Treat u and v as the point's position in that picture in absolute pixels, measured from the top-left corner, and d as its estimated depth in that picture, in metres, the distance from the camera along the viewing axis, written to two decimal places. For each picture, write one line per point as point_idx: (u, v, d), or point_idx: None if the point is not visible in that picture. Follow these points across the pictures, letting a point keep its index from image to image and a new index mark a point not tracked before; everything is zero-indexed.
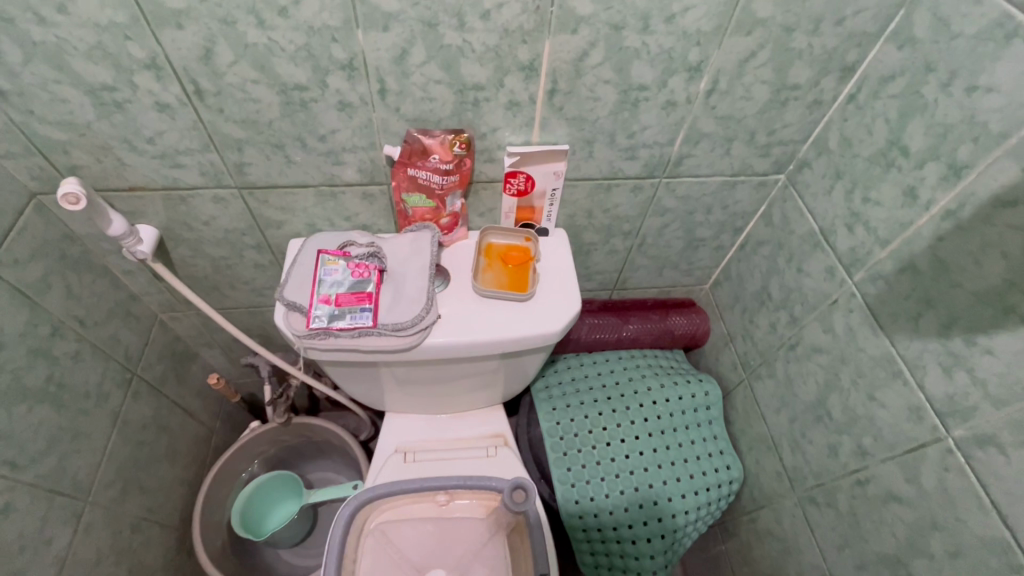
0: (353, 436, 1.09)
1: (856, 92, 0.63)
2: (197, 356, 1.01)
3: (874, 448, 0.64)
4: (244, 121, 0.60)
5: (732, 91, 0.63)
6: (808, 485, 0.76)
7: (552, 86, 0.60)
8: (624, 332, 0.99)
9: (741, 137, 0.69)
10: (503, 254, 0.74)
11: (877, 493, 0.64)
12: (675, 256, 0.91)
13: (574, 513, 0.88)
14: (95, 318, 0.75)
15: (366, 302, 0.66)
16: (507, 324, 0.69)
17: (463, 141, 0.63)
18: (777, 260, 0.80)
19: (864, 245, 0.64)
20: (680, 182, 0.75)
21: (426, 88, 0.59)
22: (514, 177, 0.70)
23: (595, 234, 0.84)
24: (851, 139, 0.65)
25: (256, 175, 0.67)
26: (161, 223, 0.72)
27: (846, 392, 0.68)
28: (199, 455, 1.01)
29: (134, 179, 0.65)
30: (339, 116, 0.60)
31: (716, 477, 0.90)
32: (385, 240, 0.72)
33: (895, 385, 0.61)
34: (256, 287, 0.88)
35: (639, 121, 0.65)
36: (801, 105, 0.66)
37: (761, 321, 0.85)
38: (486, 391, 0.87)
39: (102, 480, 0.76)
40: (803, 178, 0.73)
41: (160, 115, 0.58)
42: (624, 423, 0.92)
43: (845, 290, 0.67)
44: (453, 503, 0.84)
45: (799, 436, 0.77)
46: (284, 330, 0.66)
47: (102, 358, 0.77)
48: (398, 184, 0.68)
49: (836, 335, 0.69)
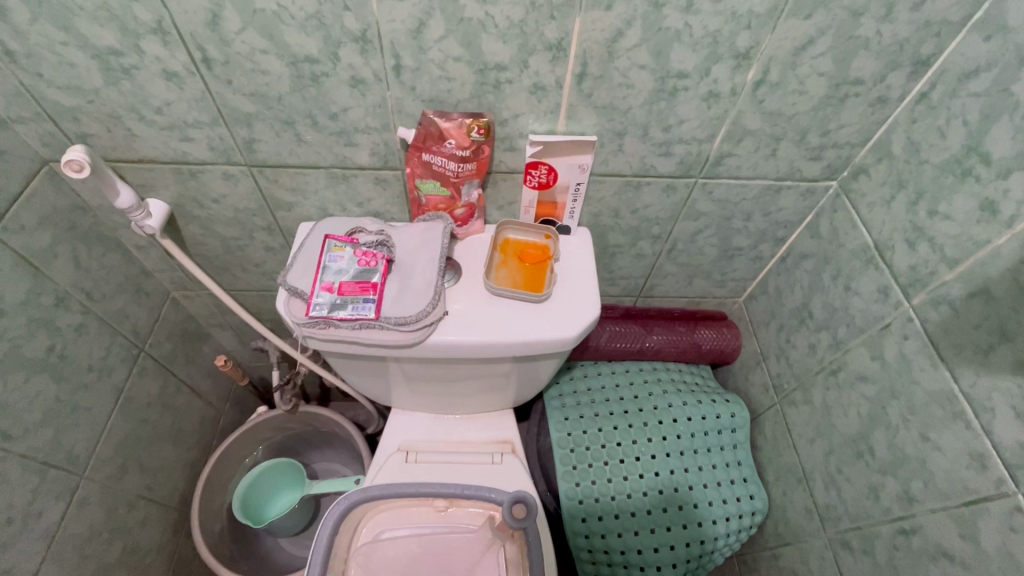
0: (359, 429, 1.06)
1: (928, 90, 0.56)
2: (209, 337, 1.00)
3: (924, 495, 0.56)
4: (254, 94, 0.57)
5: (784, 83, 0.57)
6: (842, 527, 0.68)
7: (582, 70, 0.55)
8: (647, 343, 0.93)
9: (790, 136, 0.62)
10: (519, 251, 0.70)
11: (923, 547, 0.56)
12: (708, 265, 0.85)
13: (580, 532, 0.82)
14: (102, 291, 0.74)
15: (370, 293, 0.62)
16: (519, 326, 0.65)
17: (481, 126, 0.58)
18: (821, 275, 0.73)
19: (927, 264, 0.57)
20: (719, 184, 0.69)
21: (444, 66, 0.54)
22: (536, 168, 0.65)
23: (621, 236, 0.78)
24: (920, 143, 0.57)
25: (266, 153, 0.64)
26: (172, 199, 0.70)
27: (894, 428, 0.60)
28: (204, 436, 1.00)
29: (144, 151, 0.63)
30: (351, 93, 0.57)
31: (738, 507, 0.83)
32: (396, 228, 0.68)
33: (954, 427, 0.53)
34: (267, 270, 0.86)
35: (676, 114, 0.59)
36: (862, 103, 0.59)
37: (799, 341, 0.77)
38: (494, 394, 0.83)
39: (100, 455, 0.75)
40: (859, 186, 0.66)
41: (168, 84, 0.55)
42: (641, 440, 0.86)
43: (900, 314, 0.60)
44: (452, 510, 0.80)
45: (835, 472, 0.69)
46: (284, 316, 0.63)
47: (108, 332, 0.76)
48: (412, 170, 0.64)
49: (886, 364, 0.61)
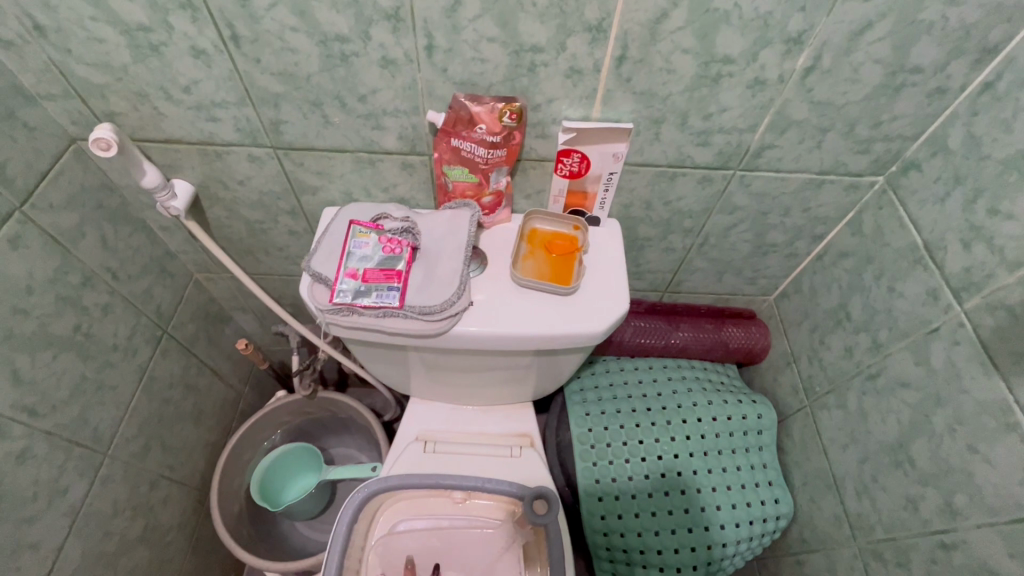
0: (376, 417, 1.06)
1: (993, 80, 0.52)
2: (230, 320, 1.00)
3: (969, 509, 0.54)
4: (282, 74, 0.55)
5: (836, 71, 0.53)
6: (874, 537, 0.66)
7: (621, 53, 0.52)
8: (672, 339, 0.91)
9: (838, 127, 0.59)
10: (547, 241, 0.68)
11: (966, 563, 0.54)
12: (739, 261, 0.82)
13: (598, 529, 0.81)
14: (128, 271, 0.74)
15: (395, 281, 0.61)
16: (545, 318, 0.63)
17: (514, 110, 0.56)
18: (862, 275, 0.69)
19: (983, 266, 0.53)
20: (758, 177, 0.66)
21: (478, 47, 0.52)
22: (567, 156, 0.63)
23: (652, 229, 0.76)
24: (981, 137, 0.54)
25: (292, 135, 0.63)
26: (197, 180, 0.70)
27: (938, 438, 0.57)
28: (224, 418, 1.01)
29: (170, 131, 0.62)
30: (381, 74, 0.55)
31: (762, 511, 0.81)
32: (421, 215, 0.67)
33: (1007, 439, 0.50)
34: (290, 255, 0.85)
35: (718, 102, 0.57)
36: (919, 93, 0.55)
37: (834, 343, 0.74)
38: (515, 387, 0.81)
39: (124, 434, 0.75)
40: (908, 183, 0.62)
41: (196, 62, 0.54)
42: (664, 438, 0.84)
43: (950, 318, 0.56)
44: (470, 502, 0.79)
45: (869, 480, 0.67)
46: (308, 302, 0.62)
47: (133, 312, 0.76)
48: (440, 156, 0.62)
49: (932, 370, 0.58)
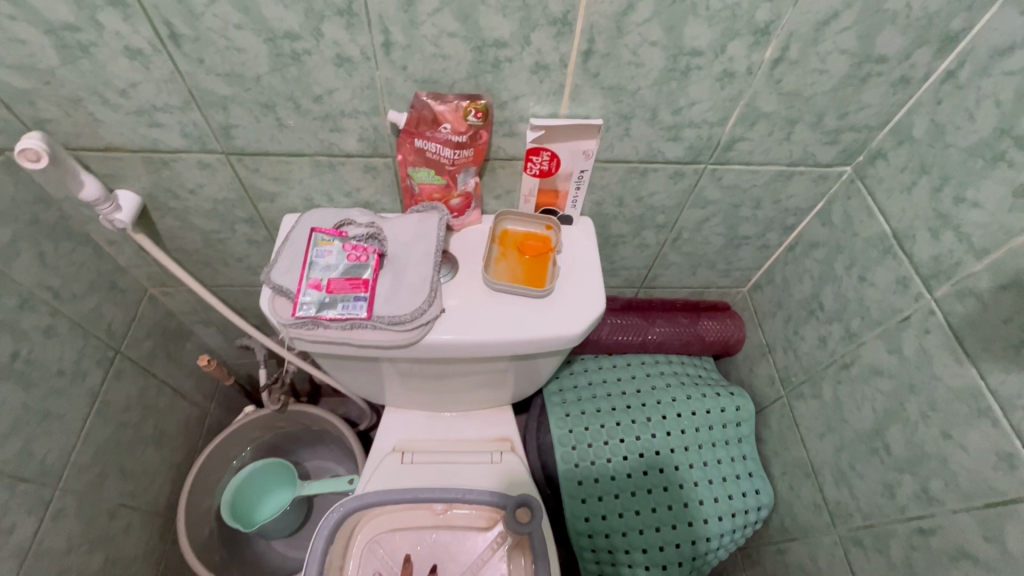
0: (351, 428, 1.02)
1: (956, 68, 0.52)
2: (191, 334, 0.95)
3: (944, 494, 0.54)
4: (229, 74, 0.52)
5: (804, 61, 0.53)
6: (853, 524, 0.66)
7: (588, 47, 0.50)
8: (650, 335, 0.90)
9: (807, 119, 0.59)
10: (519, 242, 0.66)
11: (943, 548, 0.54)
12: (713, 254, 0.81)
13: (583, 531, 0.80)
14: (72, 290, 0.69)
15: (362, 290, 0.58)
16: (521, 323, 0.61)
17: (479, 108, 0.54)
18: (833, 265, 0.70)
19: (951, 254, 0.54)
20: (729, 170, 0.65)
21: (438, 42, 0.50)
22: (537, 155, 0.61)
23: (624, 225, 0.75)
24: (945, 126, 0.54)
25: (244, 140, 0.59)
26: (144, 190, 0.65)
27: (912, 425, 0.58)
28: (189, 438, 0.96)
29: (110, 138, 0.58)
30: (337, 73, 0.52)
31: (743, 502, 0.81)
32: (387, 220, 0.64)
33: (980, 425, 0.51)
34: (250, 265, 0.81)
35: (687, 95, 0.56)
36: (884, 83, 0.55)
37: (807, 333, 0.75)
38: (493, 390, 0.79)
39: (76, 464, 0.71)
40: (875, 172, 0.62)
41: (132, 64, 0.50)
42: (644, 436, 0.83)
43: (920, 306, 0.57)
44: (452, 512, 0.77)
45: (846, 468, 0.67)
46: (269, 317, 0.59)
47: (80, 333, 0.71)
48: (404, 157, 0.59)
49: (903, 358, 0.59)
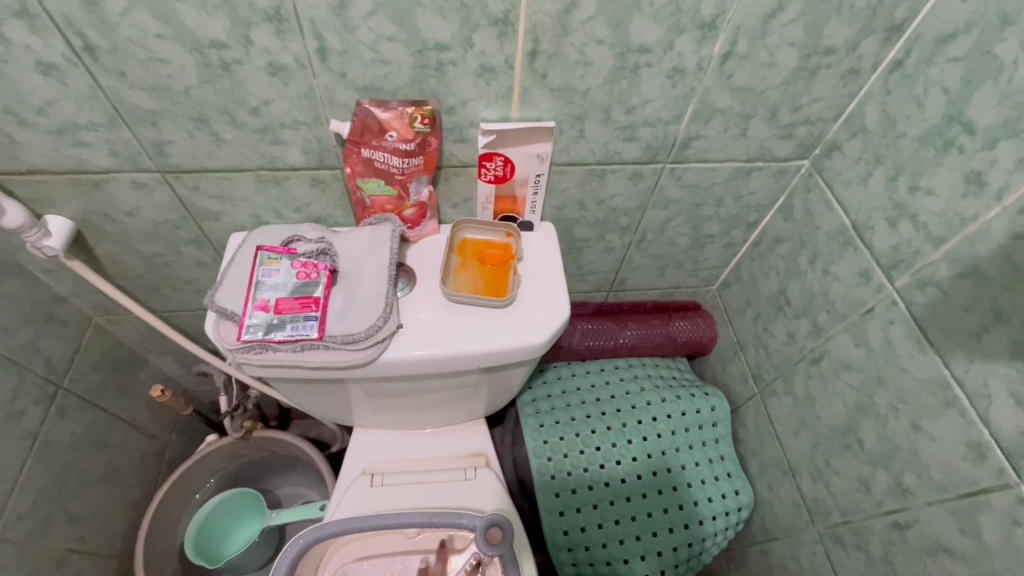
0: (320, 451, 0.98)
1: (902, 58, 0.52)
2: (144, 363, 0.90)
3: (919, 487, 0.53)
4: (155, 88, 0.49)
5: (753, 55, 0.52)
6: (832, 521, 0.65)
7: (533, 47, 0.49)
8: (621, 339, 0.88)
9: (761, 114, 0.58)
10: (479, 251, 0.64)
11: (920, 542, 0.53)
12: (679, 254, 0.81)
13: (563, 546, 0.78)
14: (3, 324, 0.65)
15: (312, 309, 0.55)
16: (482, 335, 0.59)
17: (425, 115, 0.52)
18: (798, 260, 0.69)
19: (910, 244, 0.53)
20: (687, 169, 0.64)
21: (376, 47, 0.47)
22: (490, 160, 0.59)
23: (588, 229, 0.73)
24: (896, 116, 0.53)
25: (180, 157, 0.56)
26: (76, 214, 0.61)
27: (882, 418, 0.57)
28: (146, 473, 0.91)
29: (32, 161, 0.54)
30: (271, 82, 0.49)
31: (724, 504, 0.80)
32: (339, 234, 0.61)
33: (949, 415, 0.50)
34: (201, 288, 0.77)
35: (639, 93, 0.54)
36: (834, 75, 0.55)
37: (776, 330, 0.74)
38: (463, 405, 0.77)
39: (13, 512, 0.66)
40: (832, 165, 0.62)
41: (47, 80, 0.47)
42: (620, 443, 0.81)
43: (884, 298, 0.56)
44: (425, 535, 0.74)
45: (822, 464, 0.66)
46: (215, 342, 0.56)
47: (13, 370, 0.66)
48: (351, 169, 0.57)
49: (870, 350, 0.58)
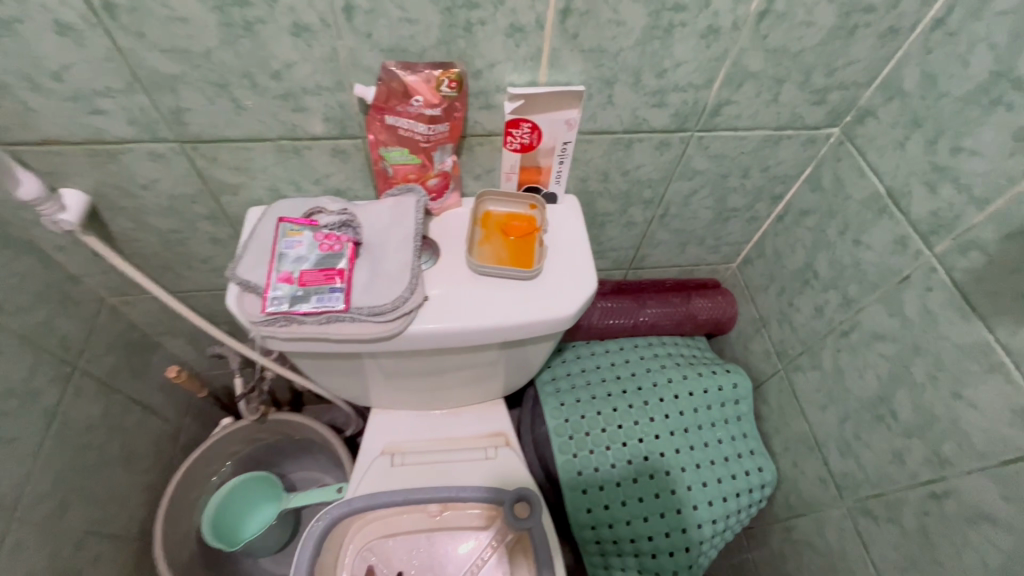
0: (335, 434, 0.97)
1: (945, 15, 0.50)
2: (158, 346, 0.89)
3: (958, 456, 0.52)
4: (175, 50, 0.47)
5: (790, 14, 0.50)
6: (863, 494, 0.65)
7: (565, 5, 0.47)
8: (641, 317, 0.87)
9: (794, 77, 0.57)
10: (502, 224, 0.62)
11: (959, 511, 0.53)
12: (701, 229, 0.79)
13: (586, 523, 0.78)
14: (18, 302, 0.63)
15: (337, 281, 0.54)
16: (509, 307, 0.58)
17: (453, 78, 0.50)
18: (826, 231, 0.68)
19: (950, 208, 0.52)
20: (716, 137, 0.63)
21: (404, 5, 0.46)
22: (516, 127, 0.58)
23: (611, 202, 0.72)
24: (937, 76, 0.52)
25: (199, 126, 0.54)
26: (92, 188, 0.60)
27: (918, 387, 0.56)
28: (162, 456, 0.90)
29: (46, 130, 0.52)
30: (295, 44, 0.48)
31: (747, 481, 0.79)
32: (361, 206, 0.60)
33: (992, 381, 0.49)
34: (217, 266, 0.76)
35: (671, 55, 0.53)
36: (872, 35, 0.53)
37: (803, 304, 0.73)
38: (484, 384, 0.76)
39: (34, 492, 0.65)
40: (865, 131, 0.61)
41: (63, 42, 0.45)
42: (642, 421, 0.80)
43: (921, 265, 0.55)
44: (447, 513, 0.73)
45: (852, 438, 0.66)
46: (238, 315, 0.54)
47: (29, 349, 0.65)
48: (374, 137, 0.55)
49: (906, 319, 0.57)
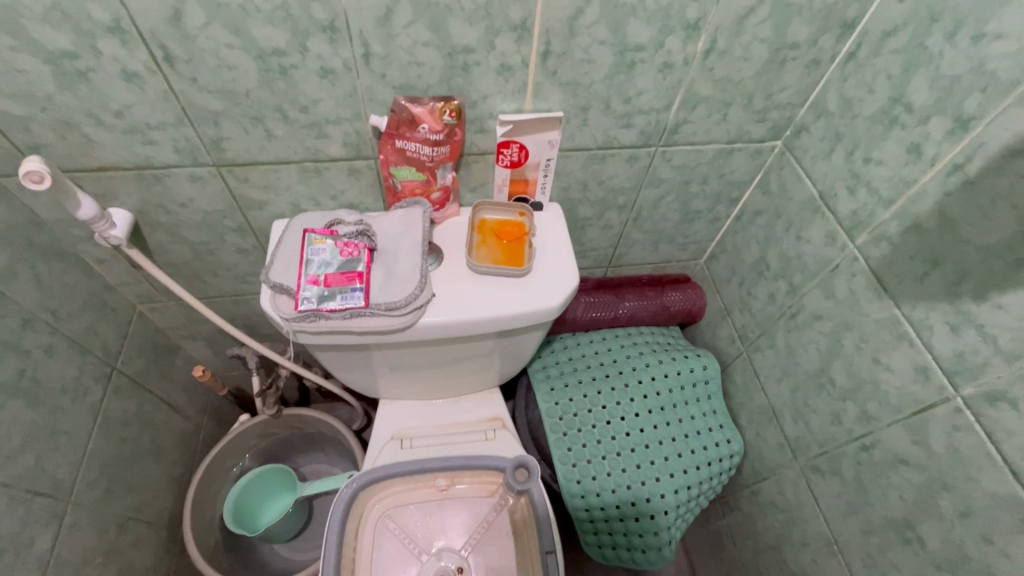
0: (346, 426, 1.06)
1: (856, 50, 0.62)
2: (179, 350, 0.97)
3: (880, 412, 0.63)
4: (220, 91, 0.56)
5: (730, 51, 0.61)
6: (811, 453, 0.75)
7: (545, 48, 0.57)
8: (621, 310, 0.97)
9: (738, 101, 0.67)
10: (497, 229, 0.72)
11: (883, 458, 0.63)
12: (670, 230, 0.90)
13: (576, 493, 0.86)
14: (68, 309, 0.71)
15: (357, 281, 0.63)
16: (505, 301, 0.67)
17: (453, 109, 0.60)
18: (775, 229, 0.79)
19: (866, 208, 0.63)
20: (677, 151, 0.74)
21: (413, 51, 0.56)
22: (507, 147, 0.68)
23: (590, 208, 0.82)
24: (852, 99, 0.63)
25: (235, 152, 0.63)
26: (135, 207, 0.68)
27: (849, 357, 0.67)
28: (186, 451, 0.98)
29: (103, 158, 0.61)
30: (321, 84, 0.57)
31: (717, 451, 0.89)
32: (374, 217, 0.69)
33: (901, 348, 0.60)
34: (239, 273, 0.84)
35: (635, 85, 0.63)
36: (800, 65, 0.64)
37: (758, 292, 0.84)
38: (482, 373, 0.85)
39: (85, 479, 0.73)
40: (801, 144, 0.72)
41: (128, 86, 0.54)
42: (624, 400, 0.91)
43: (847, 255, 0.66)
44: (454, 488, 0.83)
45: (802, 405, 0.76)
46: (273, 314, 0.63)
47: (78, 351, 0.73)
48: (386, 158, 0.65)
49: (838, 301, 0.68)
